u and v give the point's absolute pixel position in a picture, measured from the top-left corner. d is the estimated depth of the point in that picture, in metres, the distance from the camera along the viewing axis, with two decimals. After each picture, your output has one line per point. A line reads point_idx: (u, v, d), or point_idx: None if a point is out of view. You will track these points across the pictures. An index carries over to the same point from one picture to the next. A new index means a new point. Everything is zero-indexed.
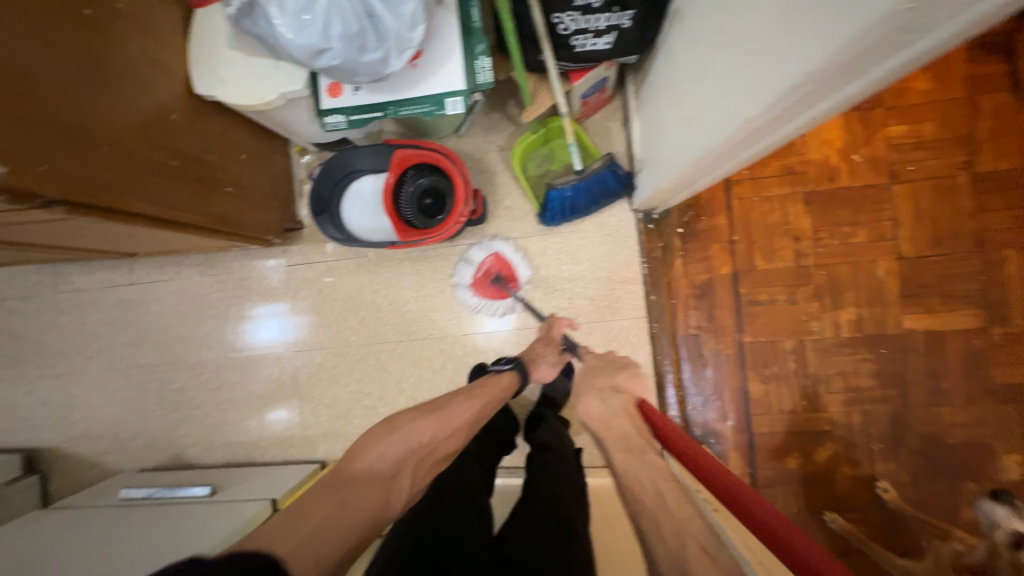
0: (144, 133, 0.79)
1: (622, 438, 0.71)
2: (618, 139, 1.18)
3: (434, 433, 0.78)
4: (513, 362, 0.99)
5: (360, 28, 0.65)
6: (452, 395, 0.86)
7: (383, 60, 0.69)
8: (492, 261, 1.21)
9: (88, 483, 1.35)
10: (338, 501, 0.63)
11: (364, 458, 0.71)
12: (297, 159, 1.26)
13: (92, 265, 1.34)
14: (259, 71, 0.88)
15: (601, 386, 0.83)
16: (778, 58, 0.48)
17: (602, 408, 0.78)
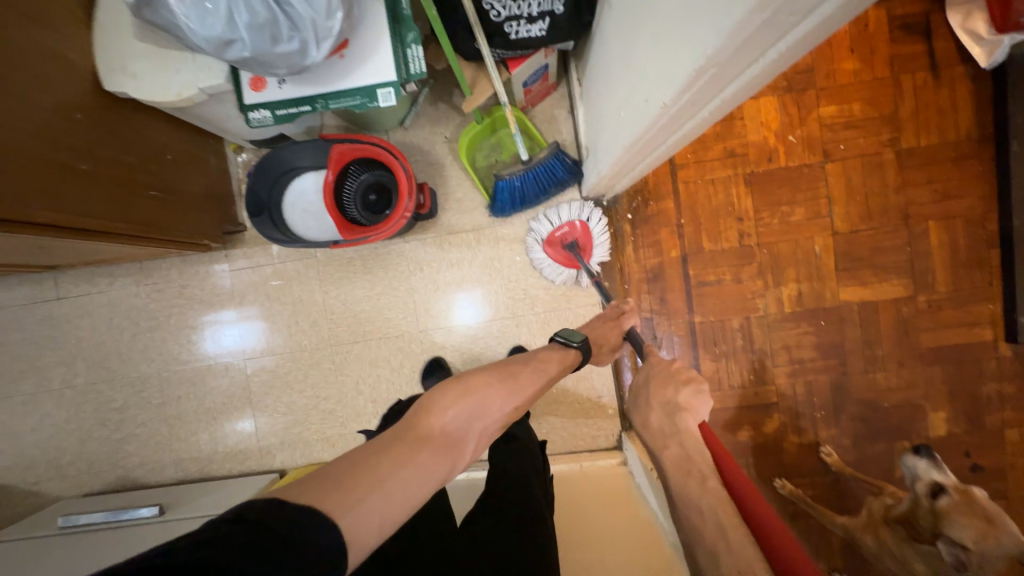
0: (42, 135, 0.73)
1: (683, 459, 0.72)
2: (564, 127, 1.17)
3: (497, 406, 0.75)
4: (580, 340, 0.92)
5: (270, 16, 0.61)
6: (519, 365, 0.83)
7: (302, 50, 0.66)
8: (575, 227, 1.13)
9: (23, 514, 1.26)
10: (413, 459, 0.59)
11: (440, 419, 0.67)
12: (233, 158, 1.20)
13: (10, 281, 1.24)
14: (172, 64, 0.82)
15: (665, 398, 0.83)
16: (683, 45, 0.49)
17: (664, 421, 0.80)
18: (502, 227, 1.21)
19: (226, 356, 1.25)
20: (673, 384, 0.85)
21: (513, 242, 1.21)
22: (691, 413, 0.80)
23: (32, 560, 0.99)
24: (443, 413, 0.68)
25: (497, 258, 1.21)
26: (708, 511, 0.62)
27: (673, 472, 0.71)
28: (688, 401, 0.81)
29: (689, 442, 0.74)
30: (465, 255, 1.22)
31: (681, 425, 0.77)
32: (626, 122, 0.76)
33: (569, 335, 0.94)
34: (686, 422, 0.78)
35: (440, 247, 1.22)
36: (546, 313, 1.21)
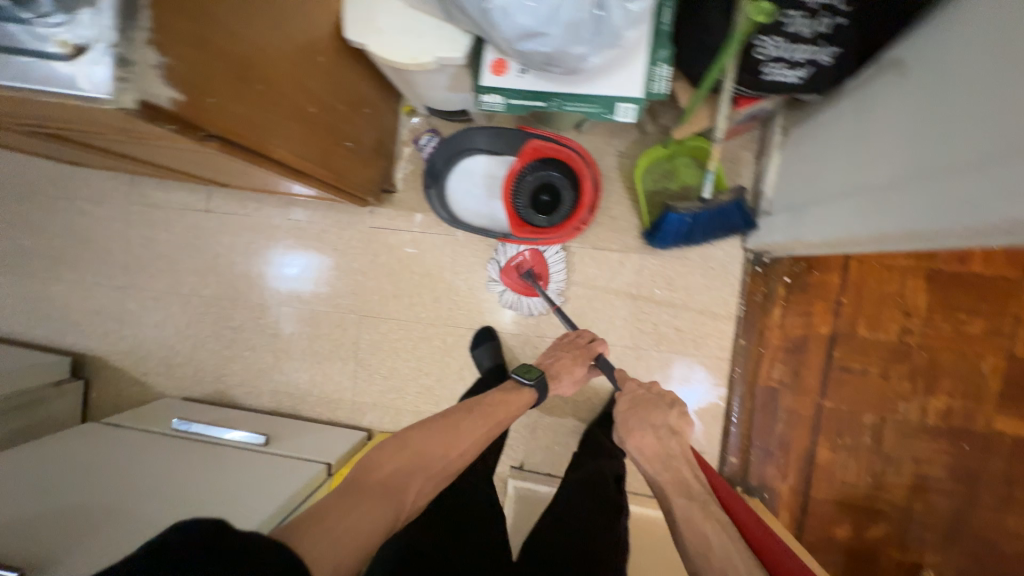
0: (292, 71, 0.72)
1: (678, 481, 0.77)
2: (745, 170, 1.12)
3: (444, 453, 0.77)
4: (536, 375, 0.94)
5: (586, 19, 0.57)
6: (462, 413, 0.84)
7: (594, 59, 0.63)
8: (528, 256, 1.15)
9: (127, 399, 1.34)
10: (357, 510, 0.63)
11: (381, 472, 0.71)
12: (404, 120, 1.21)
13: (172, 184, 1.32)
14: (416, 27, 0.80)
15: (656, 421, 0.86)
16: (1007, 185, 0.51)
17: (658, 447, 0.82)
18: (650, 255, 1.17)
19: (344, 306, 1.27)
20: (661, 406, 0.88)
21: (657, 273, 1.17)
22: (681, 437, 0.84)
23: (127, 455, 1.00)
24: (384, 467, 0.72)
25: (635, 285, 1.18)
26: (716, 542, 0.65)
27: (676, 499, 0.74)
28: (678, 425, 0.86)
29: (685, 469, 0.79)
30: (603, 274, 1.18)
31: (673, 447, 0.82)
32: (856, 215, 0.76)
33: (524, 371, 0.95)
34: (678, 446, 0.82)
35: (581, 258, 1.19)
36: (670, 354, 1.17)
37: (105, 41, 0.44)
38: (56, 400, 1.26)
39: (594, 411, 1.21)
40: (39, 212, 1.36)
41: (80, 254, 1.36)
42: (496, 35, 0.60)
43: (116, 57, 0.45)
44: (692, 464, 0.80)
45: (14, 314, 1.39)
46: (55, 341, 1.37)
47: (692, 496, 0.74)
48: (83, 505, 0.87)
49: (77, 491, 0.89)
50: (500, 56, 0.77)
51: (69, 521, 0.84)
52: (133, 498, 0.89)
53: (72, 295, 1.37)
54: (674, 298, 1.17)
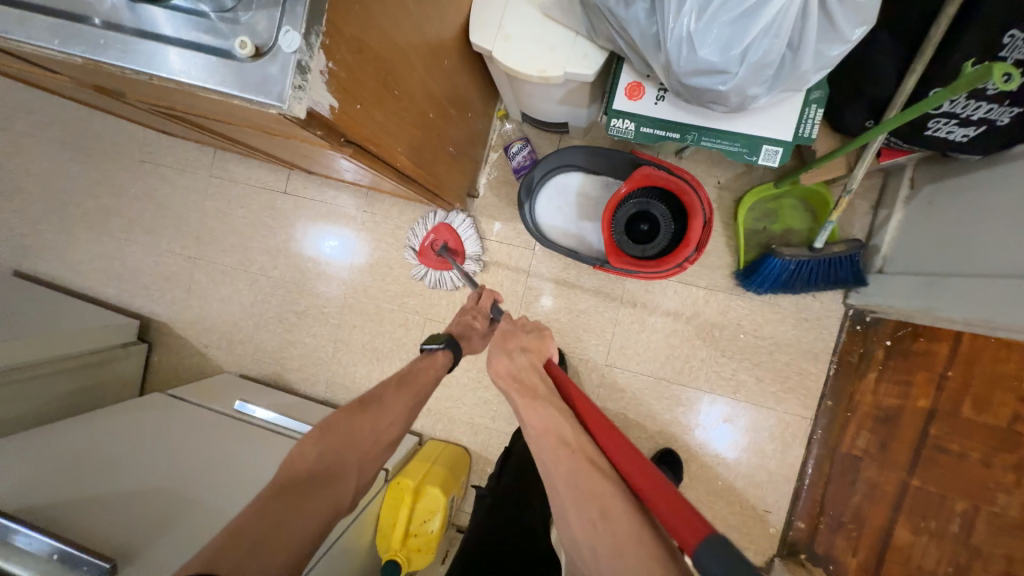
0: (421, 73, 0.68)
1: (525, 385, 0.64)
2: (859, 222, 1.03)
3: (373, 429, 0.67)
4: (443, 338, 0.80)
5: (776, 59, 0.53)
6: (386, 384, 0.73)
7: (763, 98, 0.58)
8: (438, 232, 1.14)
9: (185, 368, 1.36)
10: (282, 516, 0.55)
11: (303, 464, 0.62)
12: (496, 125, 1.16)
13: (253, 161, 1.32)
14: (549, 38, 0.75)
15: (511, 344, 0.70)
16: None
17: (511, 368, 0.67)
18: (739, 297, 1.10)
19: (409, 306, 1.25)
20: (518, 333, 0.72)
21: (746, 317, 1.10)
22: (536, 353, 0.70)
23: (180, 434, 0.98)
24: (305, 460, 0.62)
25: (720, 325, 1.11)
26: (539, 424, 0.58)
27: (519, 404, 0.62)
28: (532, 343, 0.71)
29: (534, 376, 0.66)
30: (686, 310, 1.12)
31: (525, 363, 0.68)
32: (1010, 305, 0.71)
33: (431, 338, 0.80)
34: (532, 359, 0.69)
35: (664, 290, 1.13)
36: (746, 404, 1.11)
37: (290, 47, 0.41)
38: (121, 361, 1.29)
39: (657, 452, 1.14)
40: (123, 173, 1.39)
41: (156, 219, 1.38)
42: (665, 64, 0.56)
43: (295, 65, 0.42)
44: (539, 370, 0.67)
45: (91, 270, 1.42)
46: (124, 302, 1.40)
47: (535, 396, 0.62)
48: (149, 488, 0.85)
49: (139, 471, 0.87)
50: (637, 79, 0.71)
51: (140, 504, 0.82)
52: (197, 487, 0.86)
53: (144, 259, 1.39)
54: (759, 346, 1.10)
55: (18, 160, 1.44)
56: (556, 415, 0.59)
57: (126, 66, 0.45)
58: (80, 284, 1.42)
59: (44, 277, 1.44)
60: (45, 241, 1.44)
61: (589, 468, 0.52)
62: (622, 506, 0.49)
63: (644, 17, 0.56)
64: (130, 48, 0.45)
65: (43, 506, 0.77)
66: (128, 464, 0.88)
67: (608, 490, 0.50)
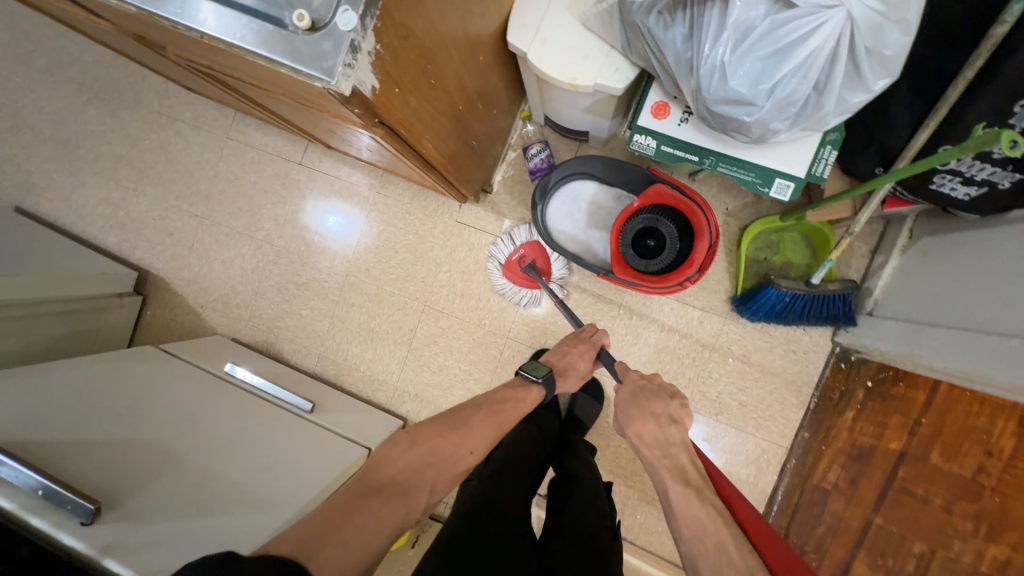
0: (458, 68, 0.70)
1: (676, 468, 0.72)
2: (856, 264, 1.07)
3: (455, 449, 0.70)
4: (543, 372, 0.87)
5: (800, 98, 0.55)
6: (478, 409, 0.77)
7: (783, 134, 0.61)
8: (527, 249, 1.14)
9: (177, 325, 1.36)
10: (362, 516, 0.58)
11: (389, 470, 0.65)
12: (518, 124, 1.18)
13: (271, 128, 1.32)
14: (583, 47, 0.77)
15: (656, 410, 0.80)
16: None
17: (658, 435, 0.77)
18: (732, 322, 1.13)
19: (410, 292, 1.26)
20: (661, 396, 0.83)
21: (736, 342, 1.13)
22: (682, 426, 0.79)
23: (170, 392, 0.98)
24: (391, 465, 0.66)
25: (710, 346, 1.14)
26: (702, 520, 0.64)
27: (672, 487, 0.69)
28: (679, 413, 0.80)
29: (684, 457, 0.74)
30: (680, 328, 1.15)
31: (674, 436, 0.77)
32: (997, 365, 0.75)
33: (533, 369, 0.88)
34: (678, 433, 0.77)
35: (661, 307, 1.16)
36: (727, 426, 1.14)
37: (346, 25, 0.43)
38: (113, 310, 1.29)
39: (634, 463, 1.17)
40: (138, 123, 1.38)
41: (167, 173, 1.37)
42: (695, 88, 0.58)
43: (349, 44, 0.43)
44: (689, 451, 0.75)
45: (93, 216, 1.41)
46: (123, 253, 1.39)
47: (689, 485, 0.69)
48: (143, 440, 0.85)
49: (136, 424, 0.88)
50: (664, 99, 0.74)
51: (127, 455, 0.82)
52: (190, 445, 0.87)
53: (150, 211, 1.38)
54: (746, 372, 1.13)
55: (33, 95, 1.42)
56: (716, 520, 0.63)
57: (181, 22, 0.46)
58: (81, 228, 1.41)
59: (44, 217, 1.42)
60: (50, 181, 1.43)
61: None
62: None
63: (681, 41, 0.58)
64: (188, 6, 0.46)
65: (36, 444, 0.78)
66: (115, 414, 0.88)
67: None
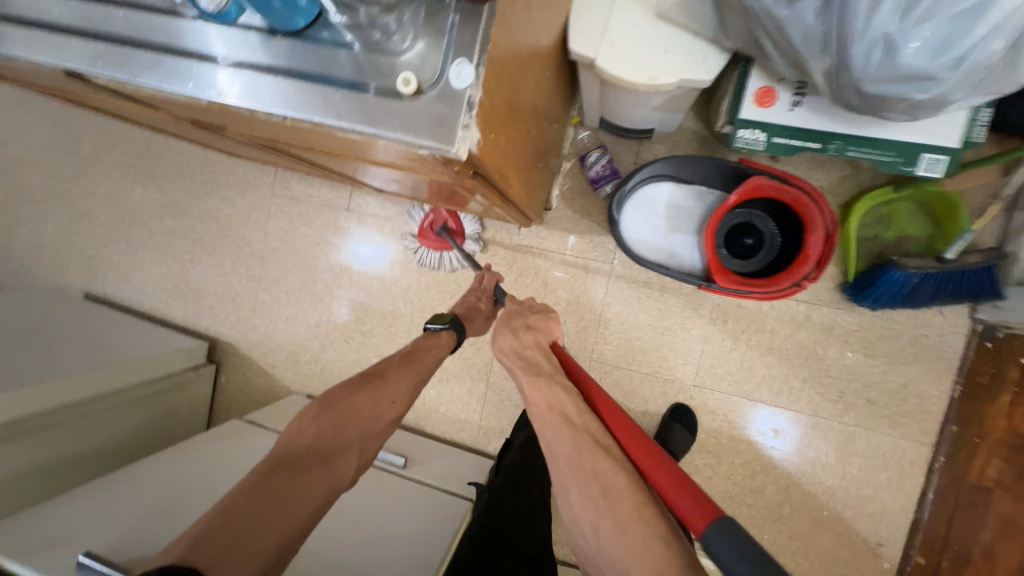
0: (531, 89, 0.63)
1: (531, 364, 0.63)
2: (989, 227, 0.93)
3: (369, 408, 0.64)
4: (450, 318, 0.75)
5: (981, 58, 0.46)
6: (390, 359, 0.69)
7: (953, 103, 0.51)
8: (440, 212, 1.13)
9: (253, 389, 1.35)
10: (274, 501, 0.54)
11: (300, 441, 0.60)
12: (570, 132, 1.09)
13: (312, 178, 1.29)
14: (663, 42, 0.67)
15: (516, 319, 0.69)
16: None
17: (515, 343, 0.65)
18: (846, 312, 1.01)
19: None
20: (524, 311, 0.70)
21: (853, 334, 1.01)
22: (543, 333, 0.68)
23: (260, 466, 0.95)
24: (303, 435, 0.60)
25: (823, 342, 1.02)
26: (544, 397, 0.58)
27: (524, 382, 0.61)
28: (539, 323, 0.69)
29: (537, 352, 0.65)
30: (785, 327, 1.03)
31: (531, 339, 0.66)
32: None
33: (438, 317, 0.75)
34: (534, 332, 0.67)
35: (759, 306, 1.04)
36: (855, 428, 1.02)
37: (462, 81, 0.36)
38: (191, 384, 1.29)
39: (752, 479, 1.06)
40: (185, 194, 1.39)
41: (219, 239, 1.37)
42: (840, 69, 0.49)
43: (466, 102, 0.37)
44: (546, 350, 0.66)
45: (157, 292, 1.43)
46: (191, 324, 1.40)
47: (539, 373, 0.61)
48: None
49: None
50: (768, 84, 0.64)
51: None
52: None
53: (209, 279, 1.39)
54: (870, 365, 1.01)
55: (85, 184, 1.45)
56: (558, 391, 0.58)
57: (261, 110, 0.41)
58: (149, 305, 1.43)
59: (114, 299, 1.46)
60: (114, 264, 1.46)
61: (593, 447, 0.52)
62: (625, 483, 0.49)
63: (815, 18, 0.48)
64: (263, 90, 0.41)
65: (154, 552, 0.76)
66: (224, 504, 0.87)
67: (611, 470, 0.50)
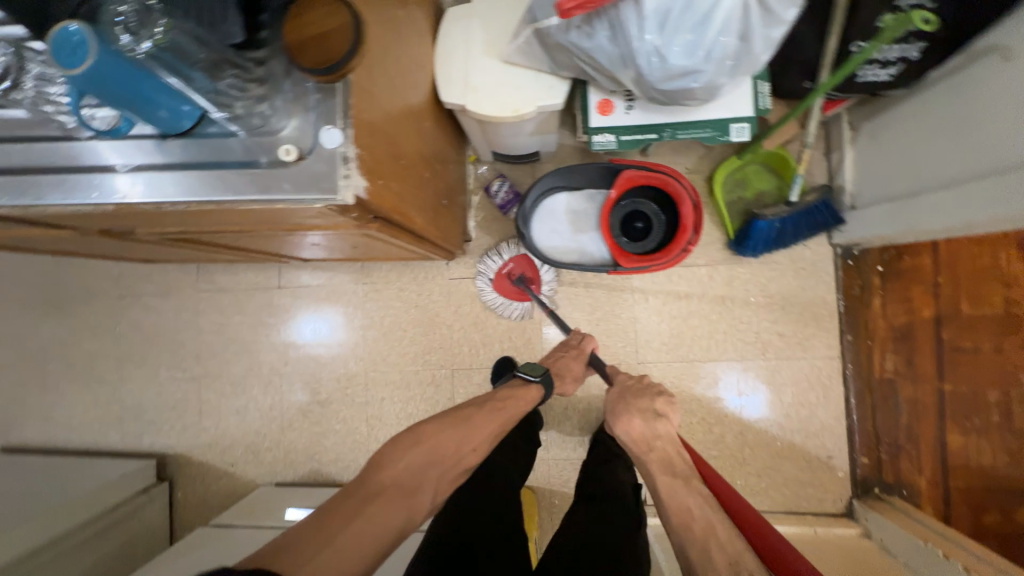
0: (414, 139, 0.74)
1: (664, 461, 0.71)
2: (818, 170, 1.14)
3: (460, 445, 0.68)
4: (541, 372, 0.86)
5: (727, 50, 0.62)
6: (476, 405, 0.75)
7: (727, 84, 0.67)
8: (517, 261, 1.15)
9: (213, 496, 1.28)
10: (367, 517, 0.55)
11: (393, 467, 0.61)
12: (471, 169, 1.21)
13: (236, 265, 1.31)
14: (514, 81, 0.81)
15: (642, 406, 0.79)
16: None
17: (644, 429, 0.75)
18: (738, 265, 1.17)
19: (433, 362, 1.24)
20: (646, 394, 0.81)
21: (749, 282, 1.17)
22: (667, 421, 0.77)
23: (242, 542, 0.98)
24: (395, 463, 0.62)
25: (729, 295, 1.17)
26: (695, 508, 0.62)
27: (660, 477, 0.68)
28: (663, 409, 0.79)
29: (670, 449, 0.72)
30: (695, 290, 1.18)
31: (659, 430, 0.75)
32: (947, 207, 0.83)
33: (530, 369, 0.86)
34: (664, 428, 0.75)
35: (669, 278, 1.18)
36: (778, 361, 1.16)
37: (333, 142, 0.45)
38: (145, 507, 1.20)
39: (711, 432, 1.16)
40: (101, 313, 1.34)
41: (149, 349, 1.33)
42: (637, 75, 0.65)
43: (341, 157, 0.46)
44: (676, 445, 0.73)
45: (86, 423, 1.33)
46: (131, 447, 1.32)
47: (675, 473, 0.68)
48: None
49: None
50: (605, 97, 0.79)
51: None
52: None
53: (145, 394, 1.32)
54: (771, 303, 1.16)
55: None
56: (701, 502, 0.63)
57: (166, 201, 0.47)
58: (81, 441, 1.33)
59: (35, 445, 1.34)
60: (31, 408, 1.35)
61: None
62: None
63: (608, 43, 0.63)
64: (164, 184, 0.47)
65: None
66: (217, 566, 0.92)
67: None
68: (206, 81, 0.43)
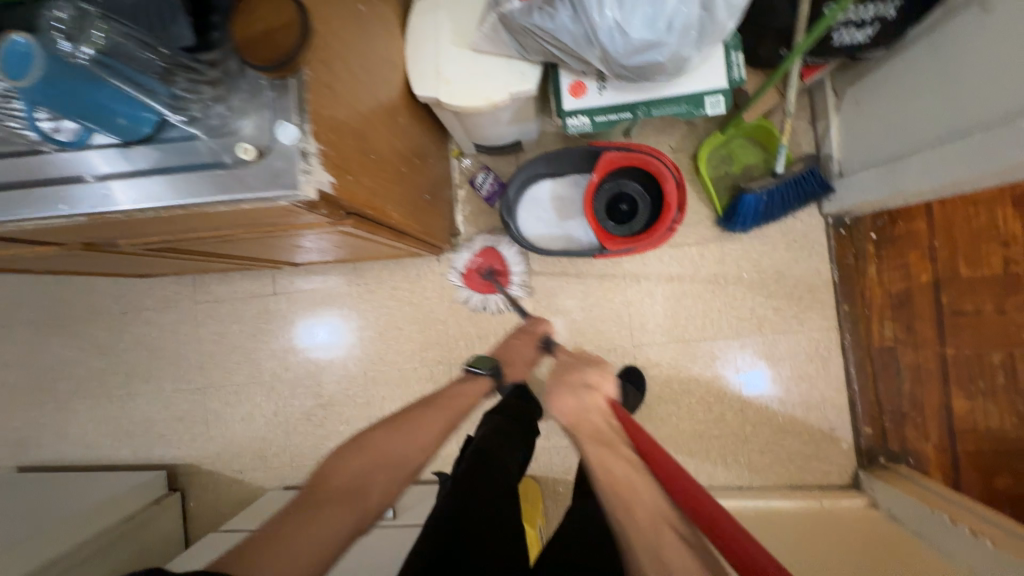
0: (387, 135, 0.74)
1: (595, 433, 0.64)
2: (805, 140, 1.13)
3: (405, 445, 0.69)
4: (489, 364, 0.89)
5: (690, 20, 0.61)
6: (422, 403, 0.76)
7: (694, 56, 0.67)
8: (484, 255, 1.17)
9: (224, 503, 1.30)
10: (313, 525, 0.57)
11: (339, 474, 0.64)
12: (455, 163, 1.21)
13: (231, 275, 1.32)
14: (484, 70, 0.81)
15: (574, 380, 0.72)
16: None
17: (575, 405, 0.68)
18: (729, 241, 1.16)
19: (430, 359, 1.25)
20: (579, 366, 0.74)
21: (741, 258, 1.15)
22: (600, 391, 0.71)
23: None
24: (340, 471, 0.64)
25: (722, 273, 1.16)
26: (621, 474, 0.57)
27: (589, 449, 0.61)
28: (594, 377, 0.72)
29: (599, 419, 0.66)
30: (687, 270, 1.17)
31: (589, 403, 0.69)
32: (926, 168, 0.82)
33: (478, 363, 0.90)
34: (593, 399, 0.69)
35: (660, 259, 1.17)
36: (775, 336, 1.15)
37: (290, 138, 0.46)
38: (157, 518, 1.22)
39: (712, 411, 1.15)
40: (104, 331, 1.36)
41: (152, 363, 1.35)
42: (602, 53, 0.64)
43: (301, 153, 0.46)
44: (606, 411, 0.67)
45: (97, 439, 1.36)
46: (142, 460, 1.34)
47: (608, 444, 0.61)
48: None
49: None
50: (576, 79, 0.78)
51: None
52: None
53: (151, 408, 1.35)
54: (765, 278, 1.15)
55: None
56: (632, 470, 0.58)
57: (133, 210, 0.48)
58: (94, 457, 1.36)
59: (50, 463, 1.37)
60: (44, 428, 1.38)
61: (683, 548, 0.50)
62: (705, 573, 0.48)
63: (571, 23, 0.63)
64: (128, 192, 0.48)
65: None
66: None
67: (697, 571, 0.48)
68: (160, 87, 0.44)
